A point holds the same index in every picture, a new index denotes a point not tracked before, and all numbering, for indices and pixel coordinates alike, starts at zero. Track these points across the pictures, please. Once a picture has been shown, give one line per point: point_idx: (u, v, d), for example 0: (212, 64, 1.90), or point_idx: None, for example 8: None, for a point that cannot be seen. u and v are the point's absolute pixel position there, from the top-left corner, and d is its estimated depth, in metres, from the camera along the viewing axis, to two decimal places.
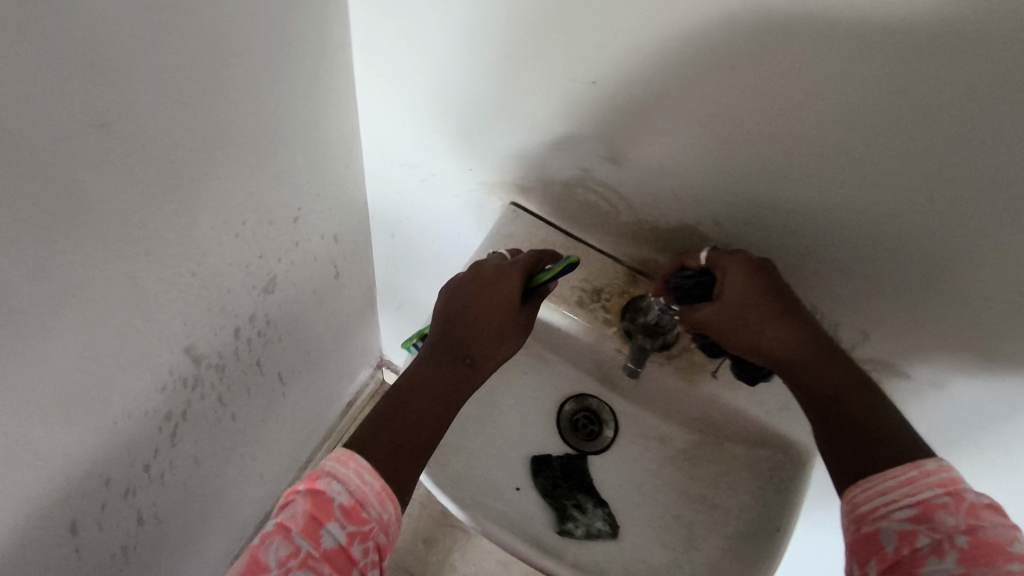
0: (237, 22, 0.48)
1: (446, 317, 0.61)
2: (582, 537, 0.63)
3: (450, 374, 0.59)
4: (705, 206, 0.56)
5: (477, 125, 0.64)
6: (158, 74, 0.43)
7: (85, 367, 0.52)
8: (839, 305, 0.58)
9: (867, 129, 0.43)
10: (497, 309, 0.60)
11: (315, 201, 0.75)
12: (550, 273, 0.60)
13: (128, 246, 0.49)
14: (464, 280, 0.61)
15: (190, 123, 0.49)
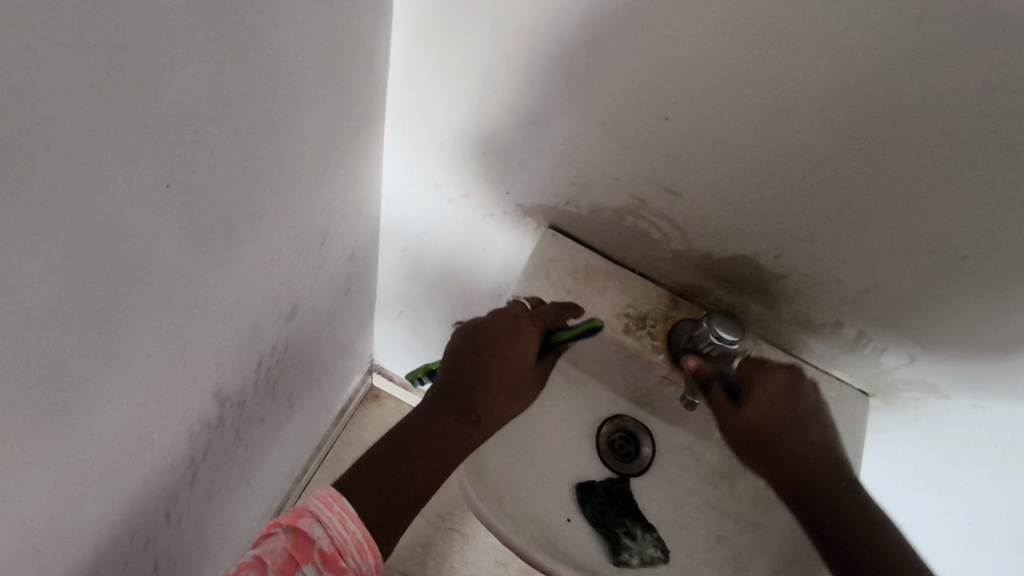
0: (288, 51, 0.46)
1: (459, 365, 0.58)
2: (639, 565, 0.62)
3: (457, 428, 0.56)
4: (762, 238, 0.56)
5: (523, 148, 0.62)
6: (214, 112, 0.41)
7: (119, 421, 0.49)
8: (892, 330, 0.58)
9: (951, 169, 0.43)
10: (513, 371, 0.58)
11: (339, 223, 0.71)
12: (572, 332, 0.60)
13: (161, 292, 0.45)
14: (482, 329, 0.59)
15: (236, 159, 0.46)
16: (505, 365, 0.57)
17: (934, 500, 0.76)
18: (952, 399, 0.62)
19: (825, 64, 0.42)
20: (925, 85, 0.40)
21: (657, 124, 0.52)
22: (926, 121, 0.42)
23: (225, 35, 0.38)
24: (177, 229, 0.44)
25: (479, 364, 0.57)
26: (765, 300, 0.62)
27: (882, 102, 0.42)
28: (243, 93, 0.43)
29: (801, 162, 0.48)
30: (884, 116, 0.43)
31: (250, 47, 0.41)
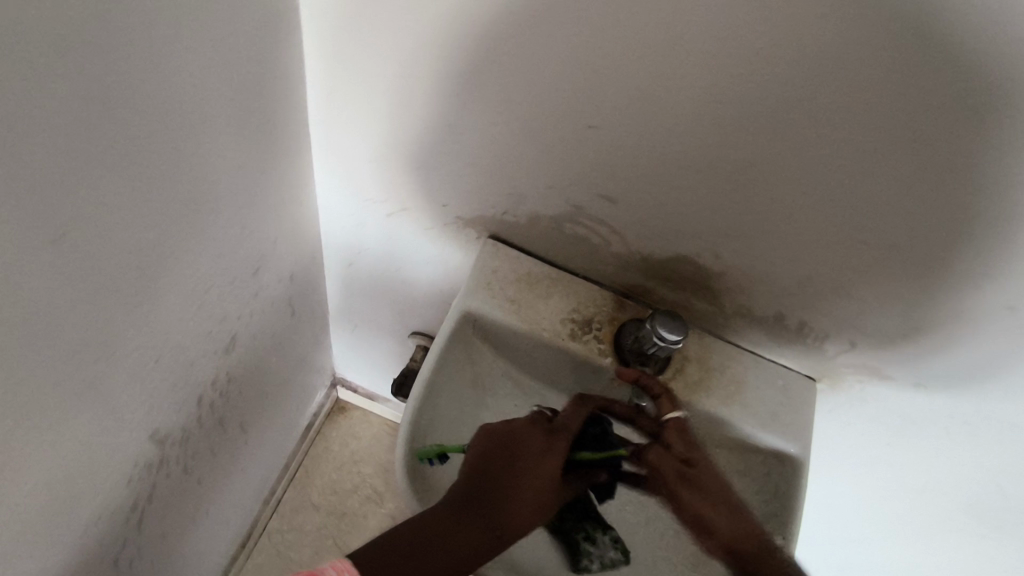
0: (195, 85, 0.44)
1: (496, 474, 0.53)
2: (599, 570, 0.63)
3: (476, 544, 0.51)
4: (698, 237, 0.56)
5: (453, 160, 0.60)
6: (114, 158, 0.39)
7: (43, 483, 0.47)
8: (831, 318, 0.59)
9: (867, 161, 0.44)
10: (542, 485, 0.54)
11: (271, 248, 0.69)
12: (595, 453, 0.59)
13: (73, 347, 0.43)
14: (512, 442, 0.55)
15: (149, 203, 0.44)
16: (539, 470, 0.54)
17: (888, 473, 0.77)
18: (894, 378, 0.63)
19: (735, 65, 0.41)
20: (833, 81, 0.40)
21: (582, 131, 0.51)
22: (838, 117, 0.42)
23: (117, 79, 0.36)
24: (86, 283, 0.41)
25: (519, 467, 0.54)
26: (708, 296, 0.62)
27: (793, 102, 0.42)
28: (148, 134, 0.41)
29: (725, 162, 0.48)
30: (799, 115, 0.43)
31: (149, 87, 0.39)
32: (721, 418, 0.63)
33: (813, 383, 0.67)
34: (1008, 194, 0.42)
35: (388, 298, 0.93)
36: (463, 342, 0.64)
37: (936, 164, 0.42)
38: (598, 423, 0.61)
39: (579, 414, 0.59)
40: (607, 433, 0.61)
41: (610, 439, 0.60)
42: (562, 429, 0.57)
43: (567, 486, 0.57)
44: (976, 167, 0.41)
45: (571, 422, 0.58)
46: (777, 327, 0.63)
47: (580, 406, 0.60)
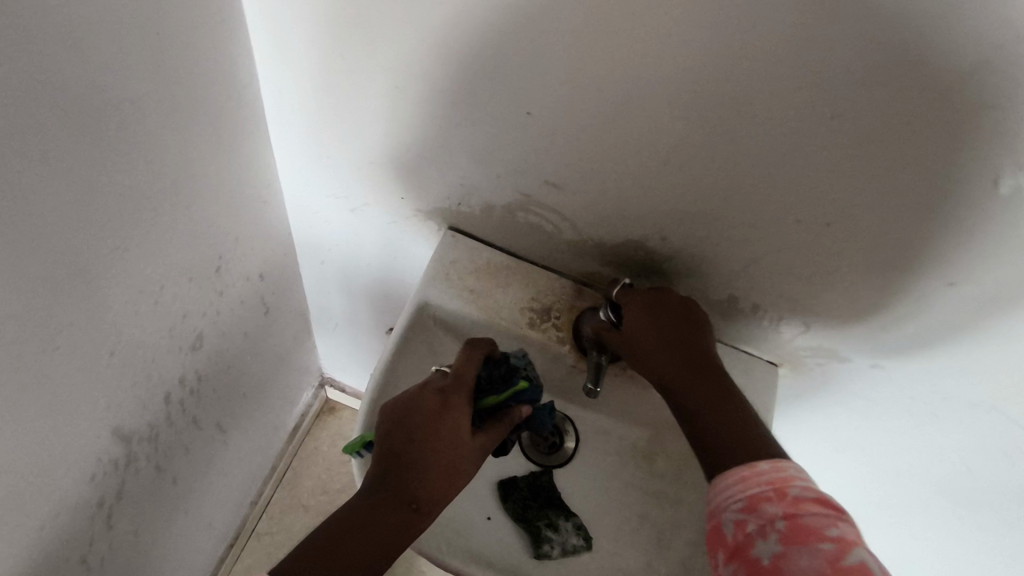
0: (121, 79, 0.44)
1: (398, 447, 0.53)
2: (559, 556, 0.63)
3: (397, 521, 0.51)
4: (645, 221, 0.56)
5: (402, 152, 0.61)
6: (34, 150, 0.39)
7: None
8: (782, 299, 0.59)
9: (792, 139, 0.44)
10: (449, 442, 0.53)
11: (234, 246, 0.70)
12: (496, 395, 0.57)
13: (16, 339, 0.44)
14: (405, 412, 0.54)
15: (83, 197, 0.45)
16: (439, 427, 0.53)
17: (859, 457, 0.77)
18: (852, 360, 0.63)
19: (652, 47, 0.42)
20: (746, 60, 0.41)
21: (519, 119, 0.52)
22: (759, 96, 0.42)
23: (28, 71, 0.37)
24: (21, 275, 0.42)
25: (417, 433, 0.53)
26: (663, 281, 0.63)
27: (712, 83, 0.43)
28: (71, 127, 0.42)
29: (660, 145, 0.49)
30: (719, 95, 0.43)
31: (65, 79, 0.40)
32: None
33: (775, 367, 0.67)
34: (927, 164, 0.42)
35: (363, 295, 0.94)
36: (422, 333, 0.65)
37: (856, 138, 0.43)
38: (499, 363, 0.59)
39: (467, 360, 0.57)
40: (510, 368, 0.59)
41: (508, 374, 0.58)
42: (453, 383, 0.56)
43: (486, 432, 0.55)
44: (894, 140, 0.42)
45: (466, 372, 0.56)
46: (732, 311, 0.63)
47: (468, 352, 0.58)
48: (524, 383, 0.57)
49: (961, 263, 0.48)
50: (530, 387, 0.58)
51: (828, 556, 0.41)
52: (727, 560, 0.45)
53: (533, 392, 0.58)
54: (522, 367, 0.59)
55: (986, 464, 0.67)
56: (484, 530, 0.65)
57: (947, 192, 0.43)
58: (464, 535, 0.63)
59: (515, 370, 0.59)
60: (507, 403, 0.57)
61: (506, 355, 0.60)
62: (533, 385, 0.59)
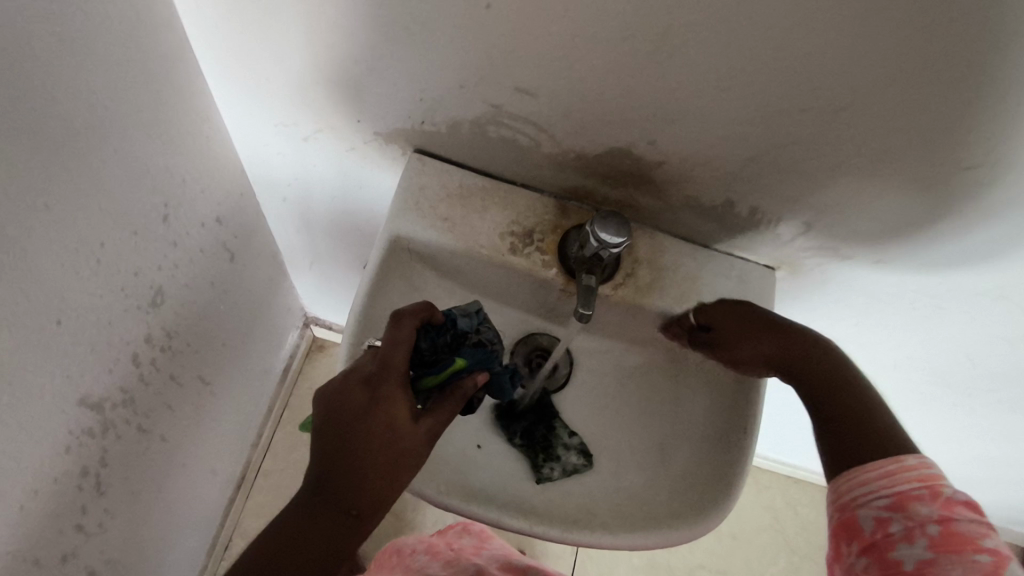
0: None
1: (331, 451, 0.51)
2: (562, 476, 0.62)
3: (336, 529, 0.50)
4: (628, 125, 0.51)
5: (351, 69, 0.54)
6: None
7: None
8: (783, 200, 0.55)
9: (791, 12, 0.38)
10: (386, 441, 0.51)
11: (181, 191, 0.63)
12: (436, 372, 0.56)
13: None
14: (335, 408, 0.52)
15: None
16: (373, 427, 0.51)
17: (856, 353, 0.76)
18: (853, 259, 0.59)
19: None
20: None
21: (480, 16, 0.45)
22: None
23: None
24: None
25: (350, 433, 0.51)
26: (652, 191, 0.58)
27: None
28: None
29: (644, 34, 0.42)
30: None
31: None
32: (678, 318, 0.61)
33: (773, 272, 0.64)
34: (946, 30, 0.37)
35: (333, 232, 0.88)
36: (398, 268, 0.60)
37: (867, 6, 0.37)
38: (443, 330, 0.57)
39: (397, 341, 0.54)
40: (456, 335, 0.57)
41: (451, 343, 0.57)
42: (382, 370, 0.53)
43: (427, 416, 0.54)
44: (911, 7, 0.36)
45: (393, 357, 0.54)
46: (728, 217, 0.59)
47: (399, 327, 0.54)
48: (460, 359, 0.56)
49: (978, 143, 0.43)
50: (472, 354, 0.57)
51: (985, 568, 0.42)
52: (859, 552, 0.46)
53: (479, 357, 0.57)
54: (470, 332, 0.58)
55: (983, 347, 0.66)
56: (482, 460, 0.63)
57: (968, 62, 0.38)
58: (466, 468, 0.61)
59: (460, 337, 0.57)
60: (447, 379, 0.57)
61: (450, 318, 0.57)
62: (478, 349, 0.58)
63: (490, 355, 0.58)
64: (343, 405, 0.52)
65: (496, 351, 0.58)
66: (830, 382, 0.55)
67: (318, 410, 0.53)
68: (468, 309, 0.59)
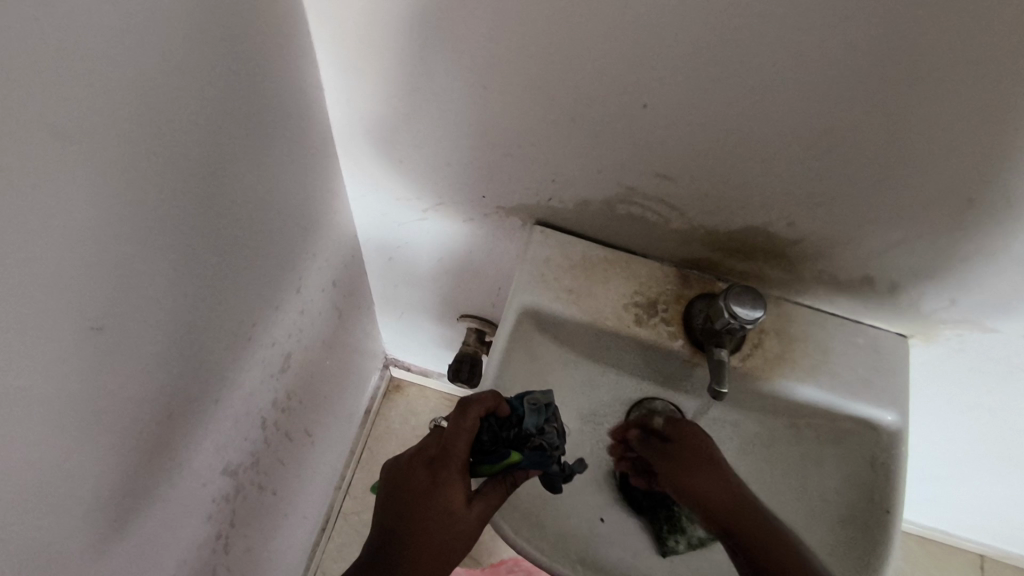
0: (188, 121, 0.39)
1: (392, 527, 0.53)
2: (688, 548, 0.61)
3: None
4: (773, 207, 0.51)
5: (487, 154, 0.56)
6: (98, 216, 0.34)
7: (138, 534, 0.48)
8: (929, 274, 0.53)
9: (951, 108, 0.39)
10: (438, 525, 0.52)
11: (310, 263, 0.66)
12: (491, 465, 0.53)
13: (142, 409, 0.43)
14: (399, 484, 0.54)
15: (163, 254, 0.41)
16: (428, 509, 0.52)
17: (983, 416, 0.72)
18: (1000, 331, 0.56)
19: (794, 26, 0.37)
20: (911, 31, 0.36)
21: (632, 112, 0.47)
22: (922, 68, 0.37)
23: (79, 124, 0.31)
24: (112, 356, 0.39)
25: (407, 515, 0.53)
26: (783, 264, 0.57)
27: (865, 58, 0.38)
28: (137, 184, 0.37)
29: (807, 131, 0.44)
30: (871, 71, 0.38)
31: (126, 130, 0.34)
32: (809, 389, 0.59)
33: (905, 341, 0.62)
34: None
35: (431, 290, 0.90)
36: (523, 339, 0.61)
37: None
38: (508, 423, 0.54)
39: (459, 430, 0.53)
40: (520, 433, 0.54)
41: (513, 439, 0.54)
42: (443, 454, 0.54)
43: (480, 505, 0.53)
44: None
45: (453, 444, 0.53)
46: (863, 288, 0.57)
47: (463, 415, 0.53)
48: (513, 457, 0.52)
49: None
50: (528, 457, 0.53)
51: None
52: None
53: (534, 461, 0.53)
54: (534, 432, 0.54)
55: None
56: (608, 534, 0.62)
57: None
58: (591, 543, 0.60)
59: (522, 436, 0.53)
60: (502, 471, 0.53)
61: (517, 413, 0.54)
62: (536, 453, 0.53)
63: (549, 459, 0.54)
64: (404, 484, 0.54)
65: (555, 456, 0.54)
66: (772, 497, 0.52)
67: (386, 483, 0.56)
68: (538, 401, 0.55)
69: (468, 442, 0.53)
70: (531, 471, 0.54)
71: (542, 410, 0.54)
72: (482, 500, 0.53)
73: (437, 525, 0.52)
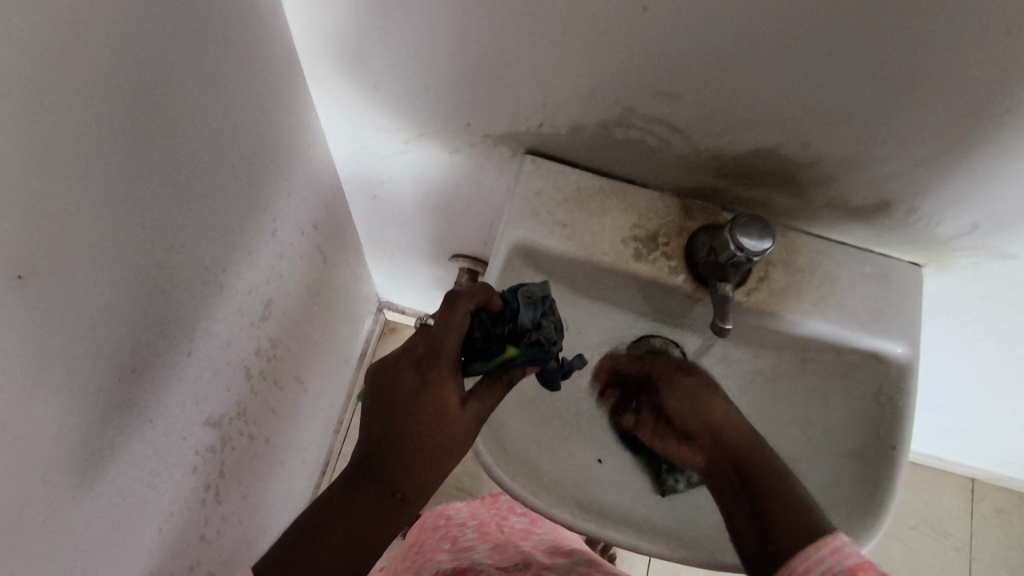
0: (112, 36, 0.34)
1: (378, 433, 0.49)
2: (685, 488, 0.60)
3: (381, 512, 0.47)
4: (784, 125, 0.47)
5: (468, 75, 0.50)
6: (13, 148, 0.30)
7: (112, 491, 0.46)
8: (950, 196, 0.49)
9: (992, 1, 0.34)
10: (434, 427, 0.48)
11: (284, 202, 0.62)
12: (486, 361, 0.50)
13: (98, 363, 0.40)
14: (384, 388, 0.50)
15: (102, 193, 0.37)
16: (422, 412, 0.48)
17: (993, 346, 0.70)
18: (1022, 257, 0.53)
19: None
20: None
21: (627, 19, 0.41)
22: None
23: None
24: (52, 307, 0.35)
25: (396, 418, 0.48)
26: (793, 189, 0.53)
27: None
28: (57, 111, 0.32)
29: (824, 35, 0.39)
30: None
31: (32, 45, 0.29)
32: (816, 322, 0.56)
33: (918, 270, 0.59)
34: None
35: (419, 230, 0.85)
36: (514, 277, 0.57)
37: None
38: (502, 319, 0.51)
39: (449, 326, 0.50)
40: (515, 328, 0.51)
41: (508, 334, 0.50)
42: (433, 354, 0.49)
43: (476, 403, 0.50)
44: None
45: (445, 340, 0.49)
46: (877, 215, 0.53)
47: (452, 310, 0.50)
48: (512, 349, 0.50)
49: None
50: (524, 352, 0.50)
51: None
52: None
53: (531, 355, 0.51)
54: (530, 327, 0.51)
55: None
56: (606, 475, 0.60)
57: None
58: (588, 484, 0.59)
59: (518, 332, 0.50)
60: (497, 366, 0.51)
61: (511, 308, 0.51)
62: (534, 347, 0.51)
63: (545, 354, 0.51)
64: (391, 387, 0.49)
65: (553, 350, 0.51)
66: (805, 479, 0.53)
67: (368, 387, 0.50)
68: (532, 295, 0.52)
69: (461, 338, 0.50)
70: (527, 368, 0.51)
71: (535, 303, 0.52)
72: (478, 399, 0.50)
73: (432, 426, 0.48)
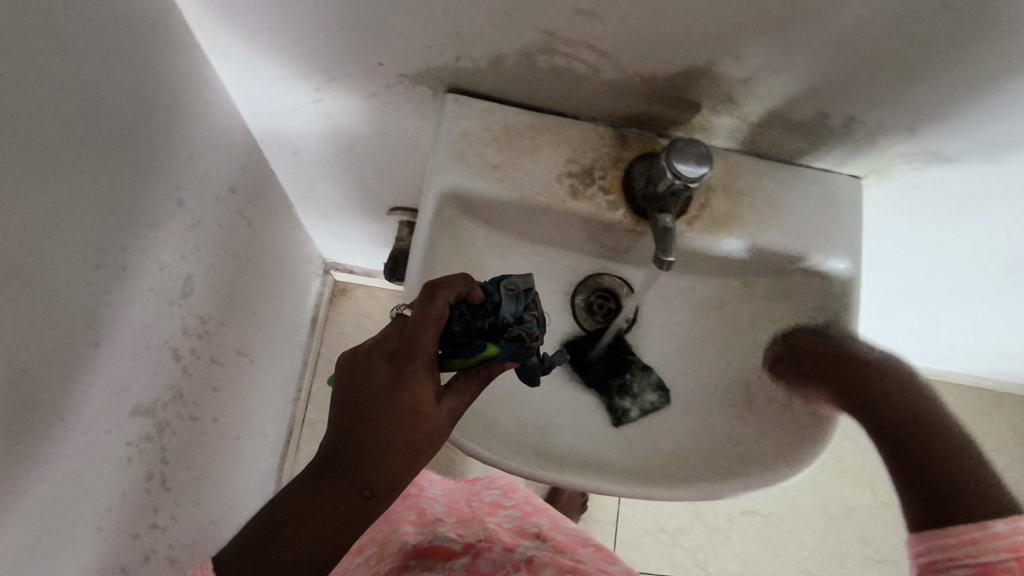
0: None
1: (349, 424, 0.44)
2: (638, 416, 0.59)
3: (345, 510, 0.43)
4: (714, 40, 0.43)
5: (370, 9, 0.45)
6: None
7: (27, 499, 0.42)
8: (886, 104, 0.47)
9: None
10: (408, 421, 0.44)
11: (189, 167, 0.56)
12: (463, 359, 0.46)
13: None
14: (356, 380, 0.46)
15: None
16: (396, 405, 0.44)
17: (932, 250, 0.71)
18: (959, 160, 0.52)
19: None
20: None
21: None
22: None
23: None
24: None
25: (368, 411, 0.44)
26: (729, 109, 0.51)
27: None
28: None
29: None
30: None
31: None
32: (760, 245, 0.55)
33: (859, 182, 0.58)
34: None
35: (350, 183, 0.80)
36: (447, 226, 0.54)
37: None
38: (482, 312, 0.47)
39: (426, 318, 0.45)
40: (495, 323, 0.47)
41: (488, 329, 0.47)
42: (407, 347, 0.46)
43: (453, 399, 0.46)
44: None
45: (419, 334, 0.45)
46: (815, 129, 0.52)
47: (430, 302, 0.45)
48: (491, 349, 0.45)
49: None
50: (506, 349, 0.47)
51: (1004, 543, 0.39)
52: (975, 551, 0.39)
53: (512, 352, 0.47)
54: (512, 321, 0.47)
55: None
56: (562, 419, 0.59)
57: None
58: (543, 430, 0.58)
59: (499, 327, 0.47)
60: (475, 364, 0.46)
61: (493, 300, 0.47)
62: (515, 344, 0.47)
63: (528, 350, 0.48)
64: (364, 379, 0.45)
65: (534, 346, 0.48)
66: (837, 383, 0.50)
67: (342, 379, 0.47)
68: (516, 287, 0.48)
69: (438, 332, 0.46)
70: (507, 364, 0.48)
71: (522, 297, 0.48)
72: (455, 396, 0.46)
73: (405, 419, 0.44)
